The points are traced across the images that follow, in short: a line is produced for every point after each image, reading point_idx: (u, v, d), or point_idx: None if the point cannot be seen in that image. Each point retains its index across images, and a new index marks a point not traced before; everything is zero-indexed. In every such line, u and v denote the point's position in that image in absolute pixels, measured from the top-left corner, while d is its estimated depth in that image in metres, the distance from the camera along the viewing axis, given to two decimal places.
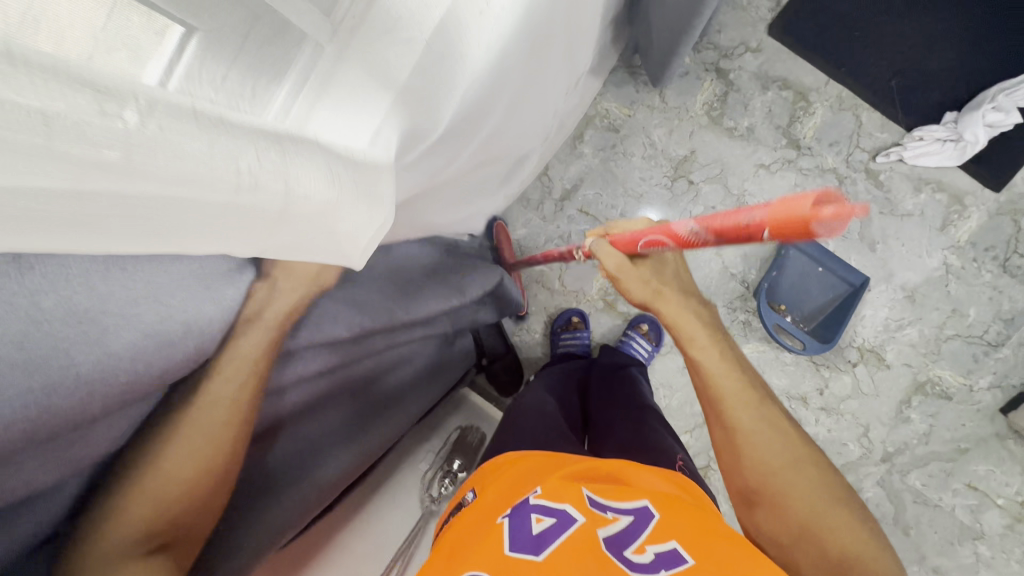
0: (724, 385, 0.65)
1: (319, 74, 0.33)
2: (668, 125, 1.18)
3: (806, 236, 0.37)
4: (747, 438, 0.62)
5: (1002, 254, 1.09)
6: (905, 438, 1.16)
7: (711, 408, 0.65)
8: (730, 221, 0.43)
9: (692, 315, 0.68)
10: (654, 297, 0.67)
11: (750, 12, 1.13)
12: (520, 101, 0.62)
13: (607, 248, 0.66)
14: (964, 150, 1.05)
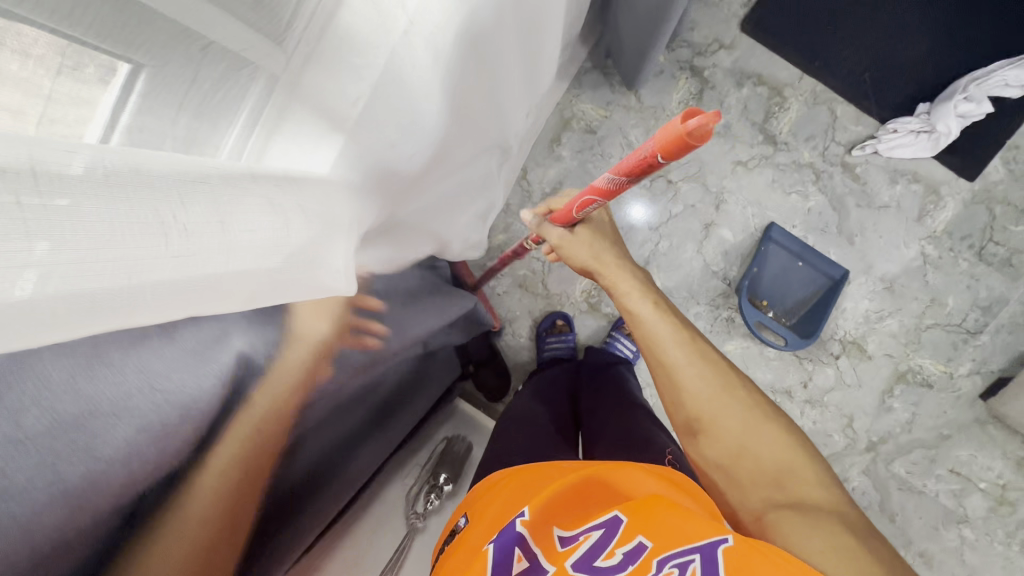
0: (656, 328, 0.63)
1: (269, 112, 0.37)
2: (645, 125, 1.17)
3: (687, 150, 0.40)
4: (681, 380, 0.61)
5: (978, 243, 1.10)
6: (889, 427, 1.17)
7: (647, 354, 0.64)
8: (632, 161, 0.46)
9: (623, 266, 0.68)
10: (588, 253, 0.68)
11: (723, 8, 1.13)
12: (492, 118, 0.67)
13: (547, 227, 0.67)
14: (938, 141, 1.05)
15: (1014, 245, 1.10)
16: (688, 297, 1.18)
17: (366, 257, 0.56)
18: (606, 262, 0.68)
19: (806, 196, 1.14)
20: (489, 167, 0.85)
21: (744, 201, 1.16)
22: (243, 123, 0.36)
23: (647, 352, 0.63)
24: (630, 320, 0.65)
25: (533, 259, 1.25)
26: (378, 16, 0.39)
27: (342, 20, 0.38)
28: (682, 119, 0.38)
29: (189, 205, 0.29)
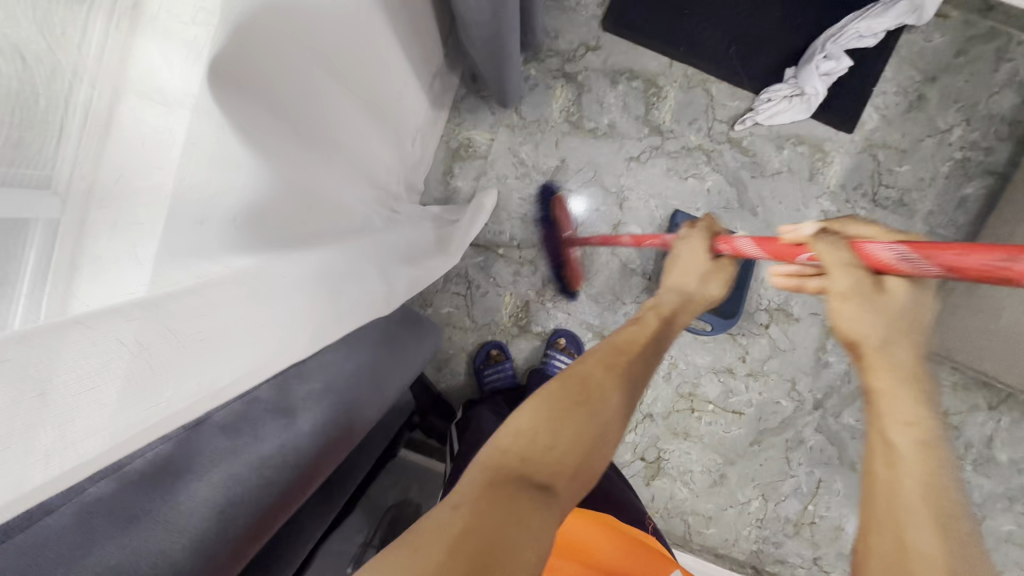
0: (906, 483, 0.50)
1: (58, 268, 0.38)
2: (532, 140, 1.16)
3: None
4: (916, 551, 0.46)
5: (870, 190, 1.13)
6: (830, 381, 1.20)
7: (879, 505, 0.51)
8: (972, 259, 0.42)
9: (907, 386, 0.54)
10: (879, 331, 0.55)
11: (581, 12, 1.12)
12: (328, 148, 0.69)
13: (830, 249, 0.54)
14: (810, 102, 1.07)
15: (902, 184, 1.12)
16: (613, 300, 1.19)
17: (293, 325, 0.57)
18: (894, 367, 0.55)
19: (702, 178, 1.14)
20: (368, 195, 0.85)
21: (646, 195, 1.15)
22: (25, 290, 0.36)
23: (878, 494, 0.51)
24: (880, 448, 0.53)
25: (454, 294, 1.21)
26: (155, 125, 0.43)
27: (114, 147, 0.41)
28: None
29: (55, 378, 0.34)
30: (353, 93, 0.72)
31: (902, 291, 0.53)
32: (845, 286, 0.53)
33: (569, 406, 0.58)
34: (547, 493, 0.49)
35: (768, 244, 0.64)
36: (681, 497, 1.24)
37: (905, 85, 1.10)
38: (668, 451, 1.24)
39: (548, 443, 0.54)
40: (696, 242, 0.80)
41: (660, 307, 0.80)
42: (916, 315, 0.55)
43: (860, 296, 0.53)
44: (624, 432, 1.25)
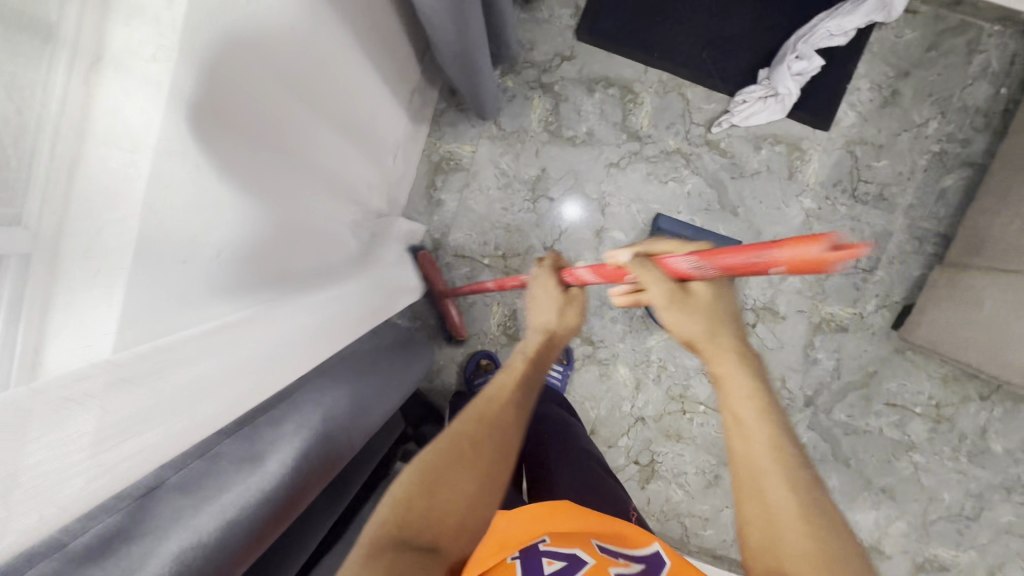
0: (752, 450, 0.49)
1: (36, 302, 0.42)
2: (512, 151, 1.17)
3: (820, 270, 0.35)
4: (777, 518, 0.46)
5: (849, 186, 1.13)
6: (820, 378, 1.20)
7: (738, 476, 0.50)
8: (742, 263, 0.41)
9: (740, 365, 0.52)
10: (701, 328, 0.52)
11: (555, 23, 1.14)
12: (310, 168, 0.71)
13: (638, 268, 0.52)
14: (784, 102, 1.08)
15: (881, 179, 1.13)
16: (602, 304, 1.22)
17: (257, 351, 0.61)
18: (729, 359, 0.52)
19: (682, 181, 1.15)
20: (350, 210, 0.88)
21: (627, 200, 1.16)
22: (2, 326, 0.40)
23: (737, 466, 0.50)
24: (730, 423, 0.52)
25: (441, 306, 1.21)
26: (119, 162, 0.46)
27: (82, 183, 0.44)
28: (821, 248, 0.33)
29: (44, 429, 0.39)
30: (334, 114, 0.74)
31: (706, 299, 0.52)
32: (663, 304, 0.51)
33: (450, 463, 0.52)
34: (435, 556, 0.47)
35: (599, 272, 0.62)
36: (677, 499, 1.24)
37: (879, 81, 1.11)
38: (662, 454, 1.24)
39: (406, 494, 0.49)
40: (546, 277, 0.74)
41: (528, 346, 0.69)
42: (724, 307, 0.53)
43: (676, 307, 0.51)
44: (617, 437, 1.25)
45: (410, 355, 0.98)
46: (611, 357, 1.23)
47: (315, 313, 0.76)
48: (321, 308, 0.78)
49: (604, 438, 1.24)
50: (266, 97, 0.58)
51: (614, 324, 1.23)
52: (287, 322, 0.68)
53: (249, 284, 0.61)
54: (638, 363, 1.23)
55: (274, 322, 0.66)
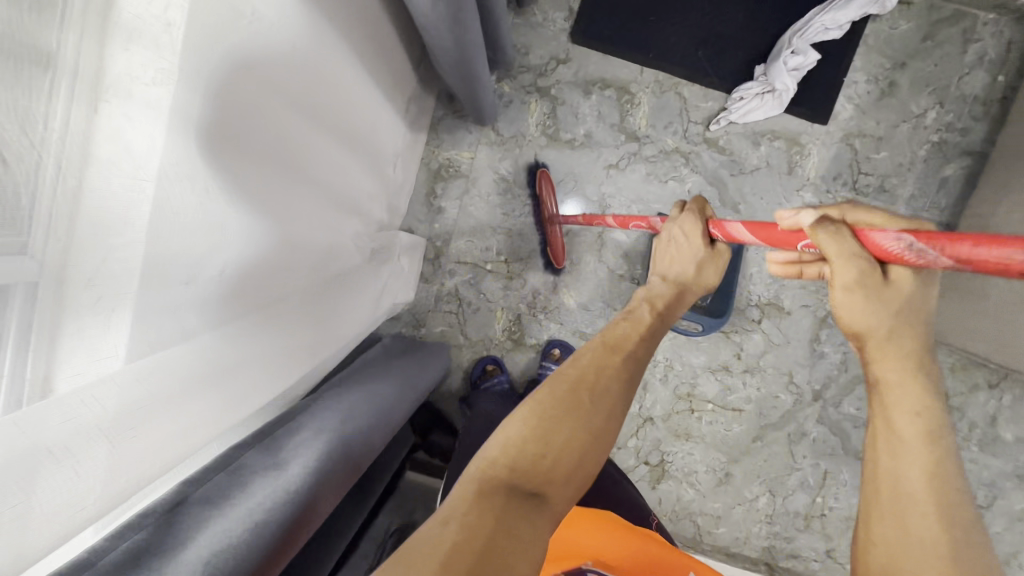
0: (910, 475, 0.47)
1: (44, 332, 0.40)
2: (511, 156, 1.17)
3: None
4: (917, 542, 0.44)
5: (849, 179, 1.13)
6: (827, 372, 1.20)
7: (880, 492, 0.48)
8: (982, 255, 0.38)
9: (918, 379, 0.50)
10: (885, 321, 0.51)
11: (549, 27, 1.14)
12: (311, 181, 0.70)
13: (834, 236, 0.49)
14: (781, 98, 1.07)
15: (881, 171, 1.13)
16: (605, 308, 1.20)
17: (258, 371, 0.64)
18: (902, 352, 0.51)
19: (682, 180, 1.15)
20: (352, 220, 0.87)
21: (628, 200, 1.16)
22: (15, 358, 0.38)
23: (879, 482, 0.48)
24: (882, 433, 0.50)
25: (445, 313, 1.21)
26: (126, 186, 0.44)
27: (89, 205, 0.42)
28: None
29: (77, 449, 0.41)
30: (334, 126, 0.74)
31: (910, 282, 0.50)
32: (848, 283, 0.50)
33: (564, 418, 0.53)
34: (537, 501, 0.47)
35: (760, 229, 0.61)
36: (688, 499, 1.24)
37: (875, 73, 1.11)
38: (672, 454, 1.24)
39: (541, 453, 0.50)
40: (692, 224, 0.74)
41: (654, 299, 0.73)
42: (922, 306, 0.51)
43: (864, 287, 0.50)
44: (625, 438, 1.25)
45: (406, 359, 1.00)
46: None
47: (311, 326, 0.76)
48: (317, 320, 0.77)
49: None
50: (271, 115, 0.58)
51: None
52: (283, 336, 0.69)
53: (253, 299, 0.61)
54: None
55: (271, 338, 0.66)
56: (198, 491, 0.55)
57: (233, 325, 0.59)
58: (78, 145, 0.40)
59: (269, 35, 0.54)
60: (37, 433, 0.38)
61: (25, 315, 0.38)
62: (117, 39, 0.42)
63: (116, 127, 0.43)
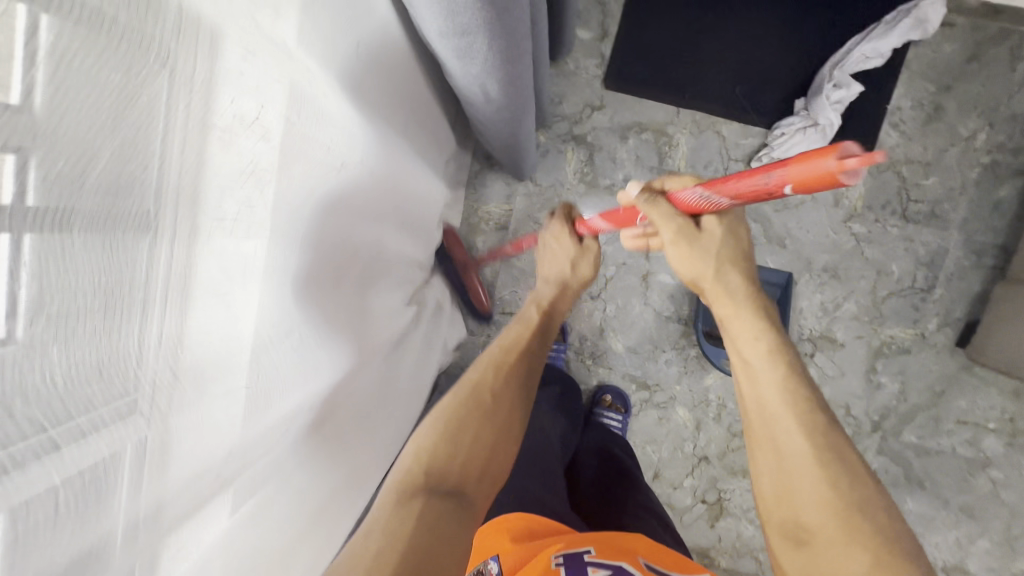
0: (767, 392, 0.53)
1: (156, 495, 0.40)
2: (550, 205, 1.16)
3: (831, 186, 0.38)
4: (787, 455, 0.50)
5: (898, 207, 1.11)
6: (885, 402, 1.18)
7: (752, 421, 0.54)
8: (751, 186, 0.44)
9: (749, 308, 0.57)
10: (708, 266, 0.58)
11: (581, 74, 1.13)
12: (371, 283, 0.72)
13: (658, 206, 0.57)
14: (825, 131, 1.04)
15: (931, 197, 1.10)
16: (653, 348, 1.21)
17: (333, 475, 0.66)
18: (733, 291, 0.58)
19: None
20: (410, 309, 0.87)
21: None
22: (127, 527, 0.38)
23: (750, 415, 0.54)
24: (740, 365, 0.56)
25: None
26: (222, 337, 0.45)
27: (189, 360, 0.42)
28: (835, 159, 0.36)
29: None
30: (392, 221, 0.75)
31: (721, 229, 0.58)
32: (672, 243, 0.58)
33: (473, 413, 0.59)
34: (454, 498, 0.51)
35: (611, 217, 0.69)
36: (749, 535, 1.22)
37: (920, 98, 1.09)
38: (729, 491, 1.22)
39: (451, 452, 0.55)
40: (560, 228, 0.80)
41: (541, 298, 0.78)
42: (741, 246, 0.59)
43: (683, 238, 0.56)
44: (680, 478, 1.24)
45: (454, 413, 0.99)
46: (668, 399, 1.22)
47: (377, 426, 0.77)
48: (381, 421, 0.78)
49: (668, 480, 1.23)
50: (333, 238, 0.60)
51: (668, 367, 1.21)
52: (355, 447, 0.69)
53: (328, 421, 0.62)
54: (696, 403, 1.21)
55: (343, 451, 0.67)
56: None
57: (315, 437, 0.60)
58: (175, 339, 0.41)
59: (329, 170, 0.56)
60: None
61: (132, 510, 0.38)
62: (205, 229, 0.42)
63: (206, 309, 0.43)
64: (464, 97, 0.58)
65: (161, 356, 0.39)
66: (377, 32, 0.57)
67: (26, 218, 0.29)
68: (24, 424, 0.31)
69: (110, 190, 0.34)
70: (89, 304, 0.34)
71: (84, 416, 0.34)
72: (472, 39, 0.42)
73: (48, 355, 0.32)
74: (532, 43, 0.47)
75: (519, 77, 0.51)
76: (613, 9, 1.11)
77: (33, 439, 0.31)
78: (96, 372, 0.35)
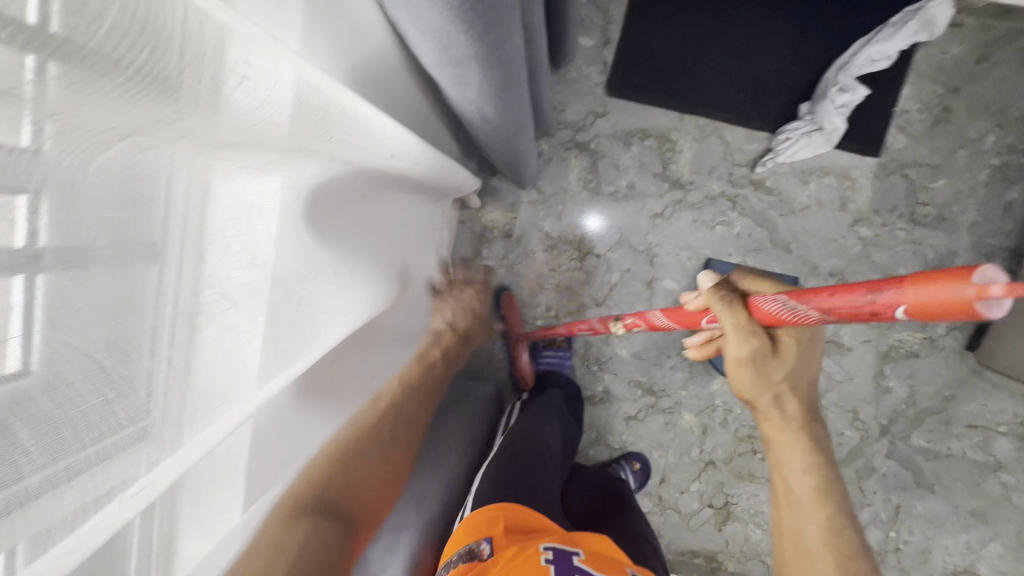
0: (799, 493, 0.54)
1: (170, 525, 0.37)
2: (554, 213, 1.17)
3: (965, 317, 0.32)
4: (810, 547, 0.52)
5: (906, 210, 1.10)
6: (893, 406, 1.17)
7: (781, 514, 0.55)
8: (854, 301, 0.37)
9: (800, 421, 0.54)
10: (779, 384, 0.52)
11: (584, 81, 1.13)
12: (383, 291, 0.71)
13: (730, 305, 0.49)
14: (830, 136, 1.04)
15: (940, 200, 1.09)
16: (659, 353, 1.21)
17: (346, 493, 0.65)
18: (788, 416, 0.54)
19: (730, 224, 1.13)
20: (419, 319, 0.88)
21: (676, 248, 1.14)
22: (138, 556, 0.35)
23: (779, 505, 0.56)
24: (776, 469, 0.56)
25: (500, 371, 1.22)
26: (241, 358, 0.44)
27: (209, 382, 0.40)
28: (972, 285, 0.30)
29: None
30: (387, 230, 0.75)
31: (796, 350, 0.51)
32: (733, 348, 0.49)
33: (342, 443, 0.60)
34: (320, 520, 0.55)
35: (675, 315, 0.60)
36: (756, 539, 1.23)
37: (928, 100, 1.08)
38: (736, 496, 1.23)
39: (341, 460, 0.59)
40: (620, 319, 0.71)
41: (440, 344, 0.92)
42: (806, 370, 0.53)
43: (752, 352, 0.49)
44: (687, 483, 1.24)
45: (456, 424, 0.96)
46: (674, 405, 1.22)
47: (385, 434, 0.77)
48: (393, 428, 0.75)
49: (675, 485, 1.23)
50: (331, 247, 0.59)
51: (675, 372, 1.22)
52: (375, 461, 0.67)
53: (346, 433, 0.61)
54: (702, 408, 1.22)
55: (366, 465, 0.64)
56: None
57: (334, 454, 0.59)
58: (186, 368, 0.38)
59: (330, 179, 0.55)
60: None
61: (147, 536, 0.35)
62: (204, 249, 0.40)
63: (217, 333, 0.41)
64: (462, 117, 0.59)
65: (174, 385, 0.37)
66: (372, 48, 0.56)
67: (33, 261, 0.26)
68: (41, 446, 0.27)
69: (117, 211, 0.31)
70: (96, 345, 0.31)
71: (99, 465, 0.31)
72: (466, 70, 0.43)
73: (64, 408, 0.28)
74: (527, 69, 0.48)
75: (516, 102, 0.52)
76: (615, 16, 1.11)
77: (46, 500, 0.28)
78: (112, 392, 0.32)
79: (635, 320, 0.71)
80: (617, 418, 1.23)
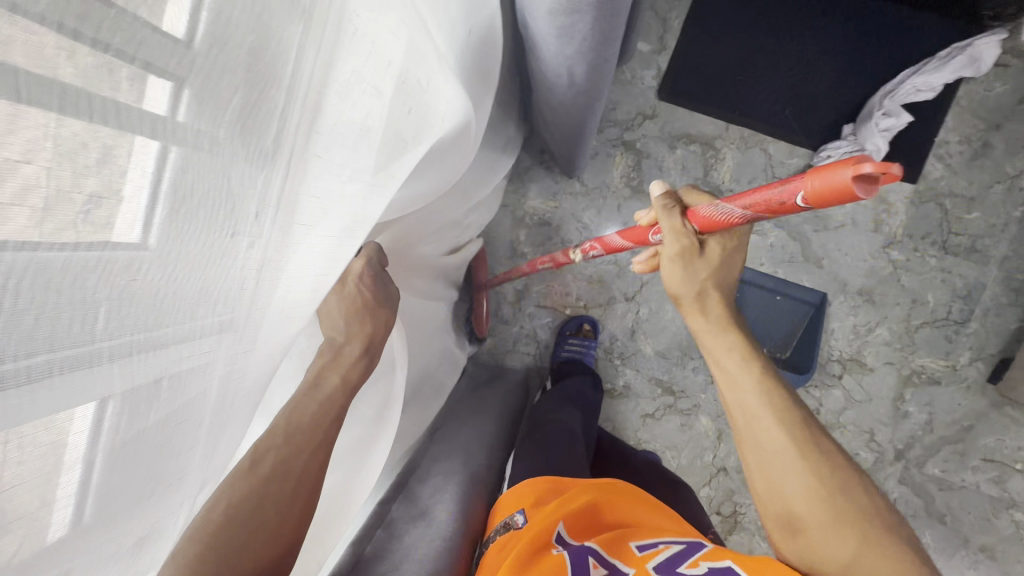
0: (736, 374, 0.56)
1: (215, 347, 0.42)
2: (595, 206, 1.20)
3: (844, 201, 0.36)
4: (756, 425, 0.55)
5: (938, 238, 1.14)
6: (910, 432, 1.18)
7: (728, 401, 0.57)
8: (764, 196, 0.41)
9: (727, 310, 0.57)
10: (706, 288, 0.56)
11: (637, 84, 1.19)
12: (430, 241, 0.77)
13: (670, 210, 0.54)
14: (871, 157, 1.07)
15: (974, 231, 1.13)
16: (682, 355, 1.23)
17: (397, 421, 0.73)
18: (713, 318, 0.57)
19: (765, 234, 1.16)
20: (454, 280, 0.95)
21: None
22: (187, 359, 0.40)
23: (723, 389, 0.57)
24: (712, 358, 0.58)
25: (525, 354, 1.25)
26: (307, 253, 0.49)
27: (277, 253, 0.46)
28: (850, 170, 0.34)
29: (198, 451, 0.44)
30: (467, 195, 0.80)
31: (721, 255, 0.55)
32: (671, 253, 0.54)
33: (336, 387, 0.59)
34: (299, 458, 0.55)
35: (627, 235, 0.64)
36: (761, 552, 1.21)
37: (968, 133, 1.12)
38: (745, 505, 1.23)
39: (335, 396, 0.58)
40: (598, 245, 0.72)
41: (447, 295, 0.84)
42: (728, 275, 0.57)
43: (684, 259, 0.54)
44: (697, 487, 1.24)
45: (489, 396, 0.99)
46: (692, 408, 1.24)
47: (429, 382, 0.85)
48: (426, 382, 0.83)
49: None
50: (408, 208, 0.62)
51: (696, 374, 1.23)
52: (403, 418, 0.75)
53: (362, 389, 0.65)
54: (719, 414, 1.23)
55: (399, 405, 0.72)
56: (369, 546, 0.66)
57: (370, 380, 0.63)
58: (277, 260, 0.46)
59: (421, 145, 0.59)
60: (169, 433, 0.40)
61: (199, 347, 0.41)
62: (312, 170, 0.46)
63: (302, 236, 0.48)
64: (547, 79, 0.63)
65: (239, 230, 0.41)
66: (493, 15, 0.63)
67: (171, 131, 0.34)
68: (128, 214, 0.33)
69: (250, 111, 0.39)
70: (208, 166, 0.37)
71: (181, 288, 0.37)
72: (579, 19, 0.47)
73: (166, 260, 0.36)
74: (622, 28, 0.53)
75: (604, 62, 0.57)
76: (673, 26, 1.17)
77: (107, 268, 0.32)
78: (209, 212, 0.38)
79: (593, 244, 0.72)
80: (634, 415, 1.24)
